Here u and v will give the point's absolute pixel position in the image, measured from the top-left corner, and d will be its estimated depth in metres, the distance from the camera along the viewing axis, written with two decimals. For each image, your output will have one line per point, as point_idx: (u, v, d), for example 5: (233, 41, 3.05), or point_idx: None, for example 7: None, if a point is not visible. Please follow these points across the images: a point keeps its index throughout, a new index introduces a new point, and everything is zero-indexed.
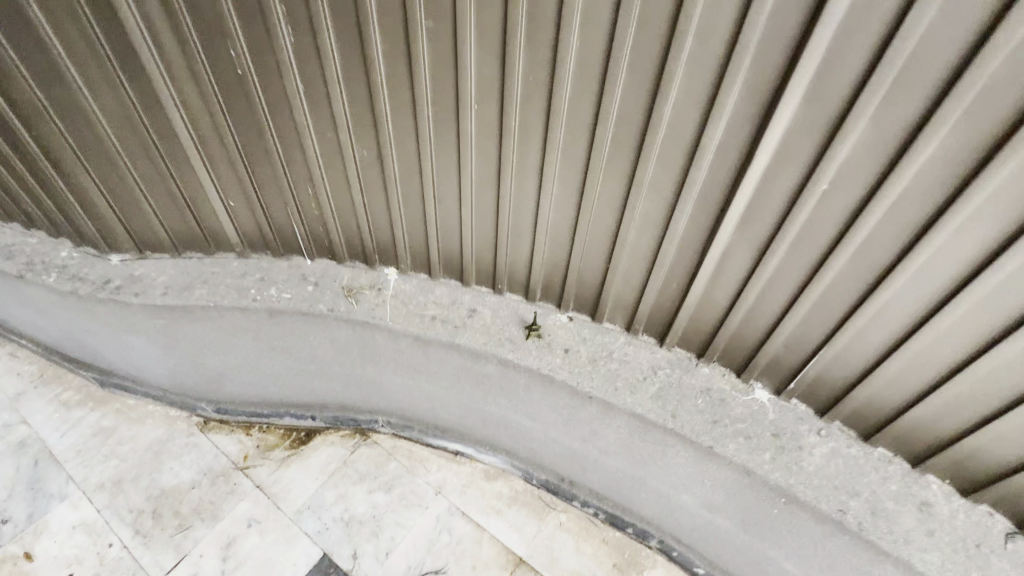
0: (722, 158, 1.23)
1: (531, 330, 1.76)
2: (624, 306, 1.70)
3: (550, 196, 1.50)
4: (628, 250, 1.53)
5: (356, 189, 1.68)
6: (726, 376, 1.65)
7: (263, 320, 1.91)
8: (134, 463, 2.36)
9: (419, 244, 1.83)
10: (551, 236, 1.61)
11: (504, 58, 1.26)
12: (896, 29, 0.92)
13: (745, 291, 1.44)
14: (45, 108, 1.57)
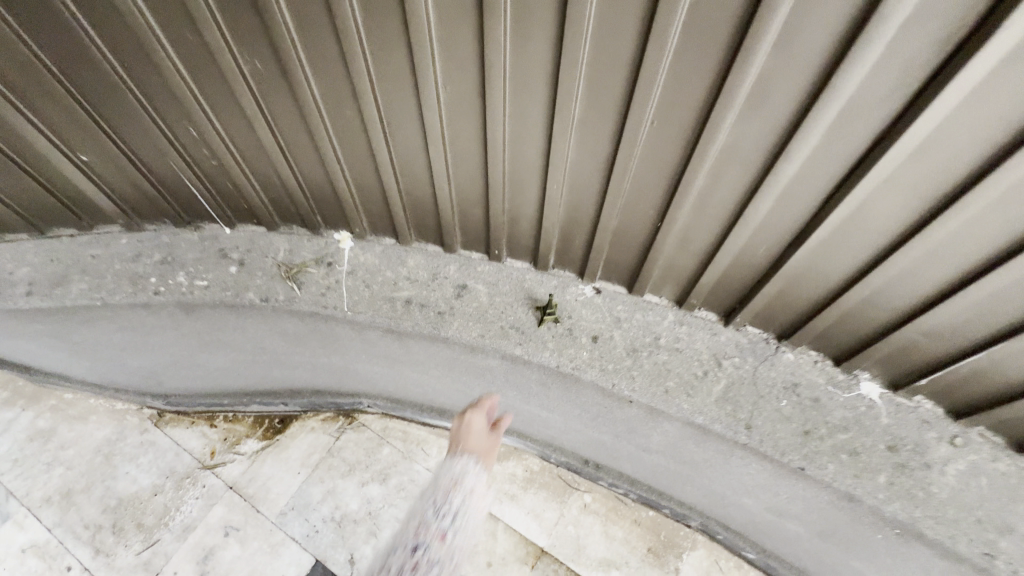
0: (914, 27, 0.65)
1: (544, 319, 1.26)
2: (678, 275, 1.19)
3: (573, 117, 0.92)
4: (695, 199, 0.99)
5: (261, 123, 1.07)
6: (819, 364, 1.20)
7: (179, 317, 1.42)
8: (82, 470, 2.01)
9: (374, 199, 1.25)
10: (572, 181, 1.06)
11: None
12: None
13: (890, 252, 0.92)
14: None
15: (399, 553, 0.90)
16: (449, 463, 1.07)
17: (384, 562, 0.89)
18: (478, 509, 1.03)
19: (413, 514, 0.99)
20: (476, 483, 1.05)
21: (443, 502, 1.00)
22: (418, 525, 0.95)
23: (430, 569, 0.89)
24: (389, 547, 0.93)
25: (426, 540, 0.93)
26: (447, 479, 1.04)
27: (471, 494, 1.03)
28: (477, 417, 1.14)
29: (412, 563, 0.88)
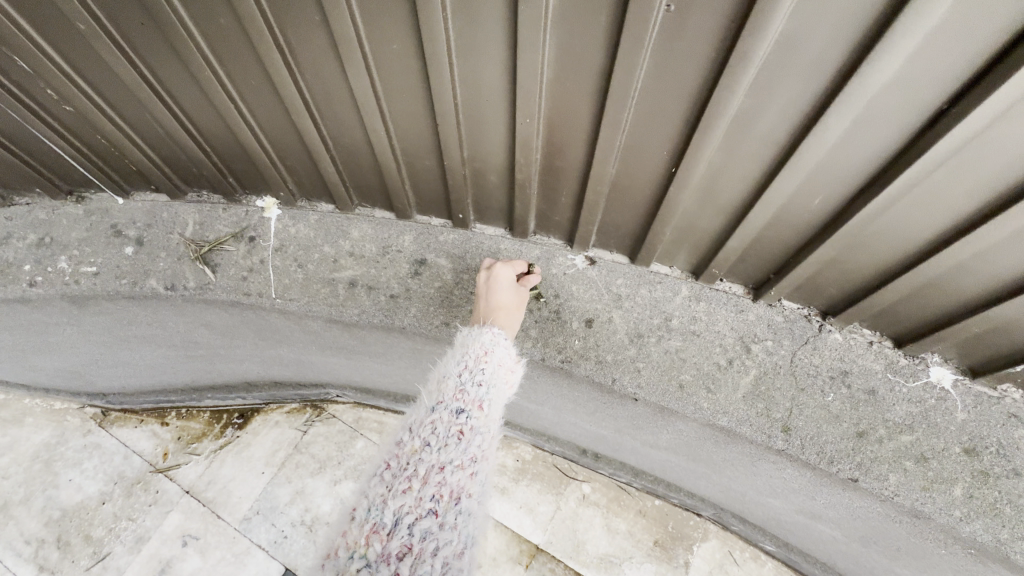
0: None
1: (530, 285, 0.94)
2: (695, 239, 0.91)
3: (545, 12, 0.62)
4: (722, 136, 0.70)
5: (110, 45, 0.76)
6: (875, 346, 0.93)
7: (79, 312, 1.17)
8: None
9: (295, 153, 0.95)
10: (548, 117, 0.76)
11: None
12: None
13: (1020, 198, 0.63)
14: None
15: (437, 420, 0.66)
16: (476, 331, 0.81)
17: (418, 430, 0.66)
18: (508, 367, 0.79)
19: (440, 378, 0.74)
20: (506, 353, 0.80)
21: (474, 369, 0.75)
22: (452, 390, 0.71)
23: (478, 443, 0.66)
24: (421, 413, 0.69)
25: (466, 407, 0.69)
26: (475, 343, 0.79)
27: (501, 356, 0.79)
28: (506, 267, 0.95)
29: (455, 432, 0.65)
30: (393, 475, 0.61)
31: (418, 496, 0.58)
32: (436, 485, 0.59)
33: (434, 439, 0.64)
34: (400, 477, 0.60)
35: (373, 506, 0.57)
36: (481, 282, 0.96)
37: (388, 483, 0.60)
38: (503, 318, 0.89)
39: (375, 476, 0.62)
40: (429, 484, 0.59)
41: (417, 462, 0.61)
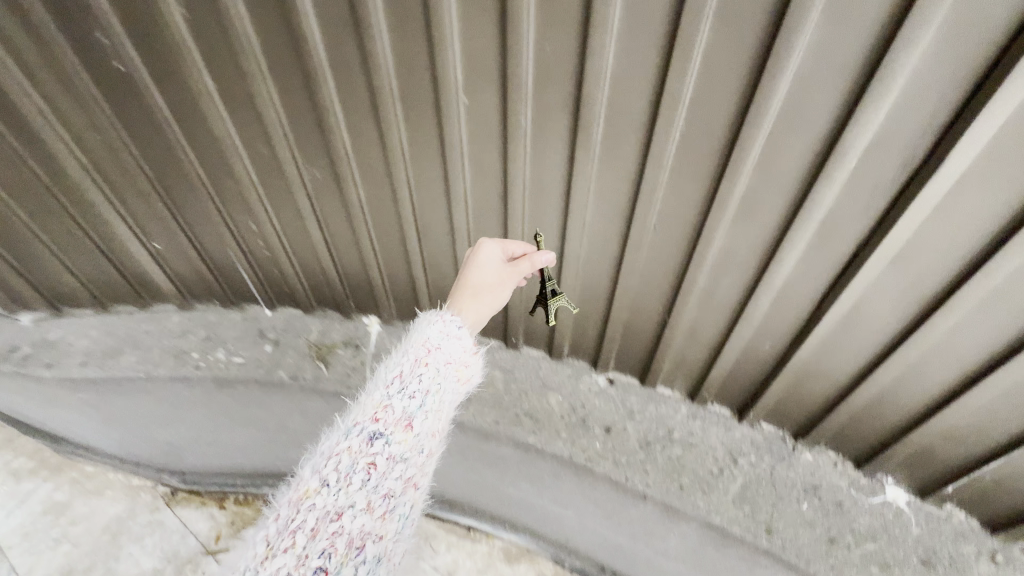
0: (880, 151, 0.73)
1: (536, 306, 1.05)
2: (689, 368, 1.22)
3: (585, 222, 1.03)
4: (699, 298, 1.06)
5: (312, 215, 1.22)
6: (839, 467, 1.16)
7: (215, 391, 1.53)
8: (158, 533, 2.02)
9: (402, 289, 1.37)
10: (582, 278, 1.15)
11: (506, 25, 0.80)
12: None
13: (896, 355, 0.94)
14: None
15: (347, 453, 0.65)
16: (428, 321, 0.80)
17: (318, 469, 0.63)
18: (460, 360, 0.79)
19: (365, 394, 0.72)
20: (451, 347, 0.79)
21: (409, 375, 0.73)
22: (376, 408, 0.69)
23: (392, 470, 0.67)
24: (333, 436, 0.67)
25: (385, 431, 0.68)
26: (420, 341, 0.77)
27: (450, 352, 0.78)
28: (493, 246, 0.94)
29: (365, 466, 0.64)
30: (278, 527, 0.59)
31: (302, 554, 0.58)
32: (327, 536, 0.60)
33: (337, 480, 0.63)
34: (287, 530, 0.59)
35: (258, 562, 0.57)
36: (467, 259, 0.95)
37: (278, 530, 0.59)
38: (470, 300, 0.87)
39: (270, 517, 0.61)
40: (320, 538, 0.59)
41: (307, 512, 0.60)
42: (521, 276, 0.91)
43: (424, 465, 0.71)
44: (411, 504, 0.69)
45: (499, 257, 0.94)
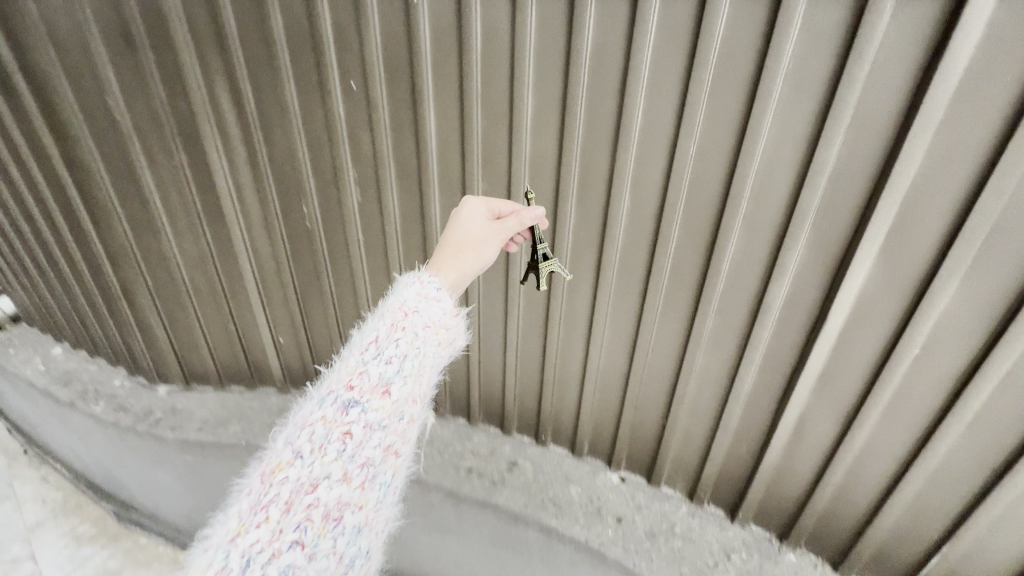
0: (792, 311, 1.13)
1: (527, 274, 1.16)
2: (686, 468, 1.50)
3: (602, 344, 1.43)
4: (688, 408, 1.40)
5: None
6: (819, 568, 1.36)
7: None
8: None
9: (460, 384, 1.76)
10: (600, 386, 1.51)
11: (555, 218, 1.27)
12: (968, 209, 0.87)
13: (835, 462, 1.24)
14: (126, 246, 1.68)
15: (321, 428, 0.72)
16: (406, 283, 0.86)
17: (295, 443, 0.72)
18: (440, 323, 0.85)
19: (344, 360, 0.79)
20: (428, 314, 0.84)
21: (385, 341, 0.79)
22: (352, 375, 0.76)
23: (368, 439, 0.74)
24: (311, 408, 0.75)
25: (360, 398, 0.74)
26: (398, 304, 0.83)
27: (430, 315, 0.84)
28: (478, 207, 1.05)
29: (340, 436, 0.72)
30: (258, 502, 0.69)
31: (280, 525, 0.67)
32: (303, 508, 0.68)
33: (310, 454, 0.70)
34: (265, 503, 0.68)
35: (235, 536, 0.67)
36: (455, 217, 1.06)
37: (254, 506, 0.69)
38: (453, 246, 0.97)
39: (249, 492, 0.71)
40: (297, 509, 0.68)
41: (285, 485, 0.69)
42: (506, 232, 1.02)
43: (404, 430, 0.79)
44: (391, 471, 0.78)
45: (485, 217, 1.05)
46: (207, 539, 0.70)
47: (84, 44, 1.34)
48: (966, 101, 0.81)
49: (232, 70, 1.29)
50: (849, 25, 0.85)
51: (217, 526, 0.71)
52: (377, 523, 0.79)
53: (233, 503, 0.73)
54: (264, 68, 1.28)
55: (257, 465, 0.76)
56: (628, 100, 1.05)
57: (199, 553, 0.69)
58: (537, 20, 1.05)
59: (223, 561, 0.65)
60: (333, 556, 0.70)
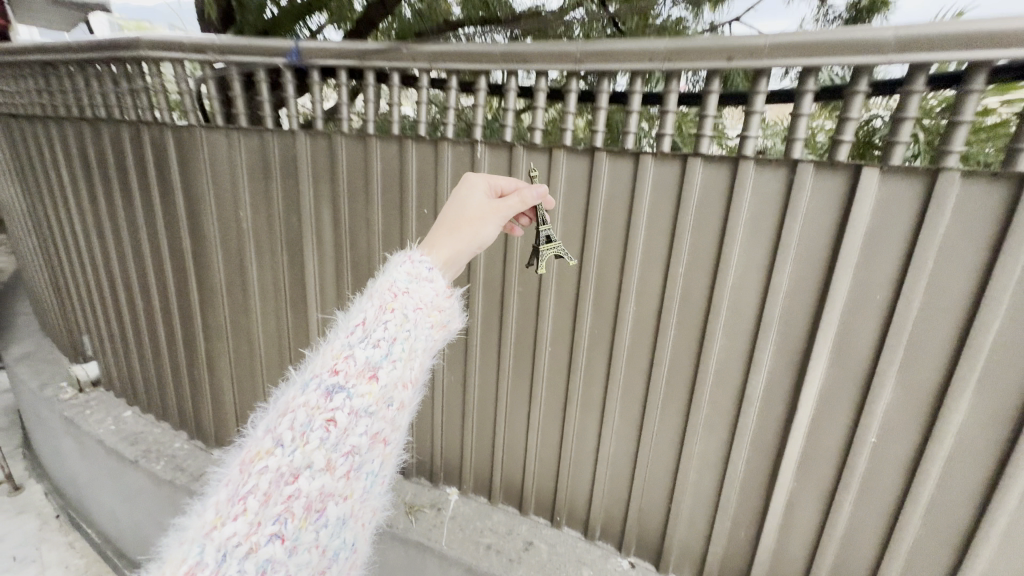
0: (771, 400, 1.36)
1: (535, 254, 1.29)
2: (692, 552, 1.62)
3: (611, 427, 1.64)
4: (690, 490, 1.56)
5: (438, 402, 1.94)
6: None
7: None
8: None
9: (483, 463, 1.94)
10: (610, 468, 1.69)
11: (575, 316, 1.58)
12: (890, 321, 1.16)
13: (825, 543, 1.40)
14: (219, 322, 2.03)
15: (302, 416, 0.73)
16: (397, 264, 0.87)
17: (276, 432, 0.73)
18: (432, 305, 0.85)
19: (331, 344, 0.80)
20: (420, 294, 0.84)
21: (375, 322, 0.80)
22: (337, 360, 0.77)
23: (353, 426, 0.74)
24: (294, 394, 0.76)
25: (345, 383, 0.75)
26: (388, 285, 0.84)
27: (421, 296, 0.84)
28: (481, 184, 1.14)
29: (323, 424, 0.72)
30: (236, 494, 0.71)
31: (257, 518, 0.69)
32: (281, 501, 0.70)
33: (290, 445, 0.72)
34: (244, 495, 0.70)
35: (213, 529, 0.70)
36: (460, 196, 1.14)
37: (233, 498, 0.71)
38: (453, 215, 1.04)
39: (230, 482, 0.74)
40: (276, 501, 0.70)
41: (264, 477, 0.70)
42: (506, 203, 1.09)
43: (391, 417, 0.79)
44: (376, 460, 0.79)
45: (487, 193, 1.15)
46: (193, 525, 0.74)
47: (230, 173, 1.81)
48: (872, 245, 1.14)
49: (337, 196, 1.73)
50: (786, 189, 1.21)
51: (199, 514, 0.74)
52: (362, 512, 0.82)
53: (216, 491, 0.75)
54: (359, 194, 1.71)
55: (240, 452, 0.78)
56: (632, 230, 1.41)
57: (182, 541, 0.73)
58: (566, 173, 1.46)
59: (198, 555, 0.68)
60: (315, 548, 0.73)
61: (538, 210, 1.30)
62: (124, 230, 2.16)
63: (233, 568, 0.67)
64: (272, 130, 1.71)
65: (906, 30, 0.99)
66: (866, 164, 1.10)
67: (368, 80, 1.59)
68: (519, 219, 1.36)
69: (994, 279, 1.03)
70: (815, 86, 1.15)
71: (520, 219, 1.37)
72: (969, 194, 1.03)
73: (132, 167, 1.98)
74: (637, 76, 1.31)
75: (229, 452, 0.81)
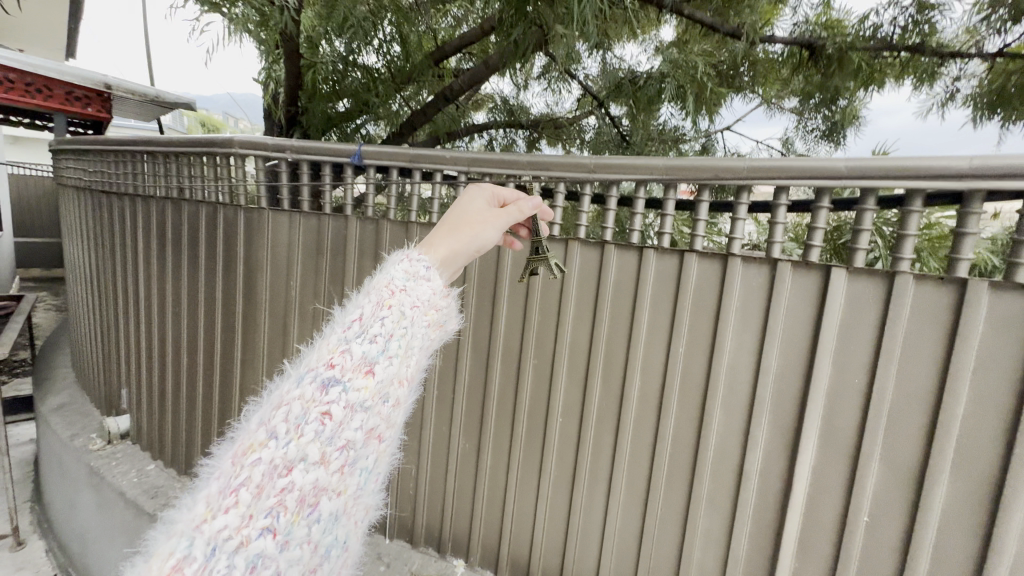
0: (769, 475, 1.45)
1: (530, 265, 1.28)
2: None
3: (618, 499, 1.69)
4: (696, 568, 1.58)
5: (451, 468, 2.02)
6: None
7: None
8: None
9: (492, 535, 1.96)
10: (617, 543, 1.71)
11: (585, 388, 1.71)
12: (870, 401, 1.29)
13: None
14: (256, 380, 2.21)
15: (297, 408, 0.67)
16: (394, 262, 0.81)
17: (269, 423, 0.66)
18: (429, 304, 0.80)
19: (326, 339, 0.74)
20: (416, 291, 0.79)
21: (372, 318, 0.74)
22: (333, 354, 0.71)
23: (349, 420, 0.69)
24: (289, 386, 0.69)
25: (341, 377, 0.69)
26: (385, 282, 0.78)
27: (419, 295, 0.79)
28: (482, 191, 1.01)
29: (319, 417, 0.67)
30: (224, 488, 0.63)
31: (248, 513, 0.62)
32: (273, 495, 0.63)
33: (284, 436, 0.65)
34: (233, 489, 0.62)
35: (200, 523, 0.61)
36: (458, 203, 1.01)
37: (224, 490, 0.63)
38: (449, 222, 0.92)
39: (218, 475, 0.65)
40: (269, 495, 0.63)
41: (256, 469, 0.63)
42: (507, 213, 1.00)
43: (387, 414, 0.74)
44: (371, 457, 0.73)
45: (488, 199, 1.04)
46: (172, 524, 0.64)
47: (288, 248, 2.09)
48: (846, 331, 1.31)
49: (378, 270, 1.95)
50: (769, 281, 1.40)
51: (181, 509, 0.65)
52: (355, 510, 0.75)
53: (199, 487, 0.66)
54: None
55: (227, 446, 0.70)
56: (637, 310, 1.59)
57: (163, 537, 0.64)
58: (579, 259, 1.68)
59: (186, 549, 0.59)
60: (307, 544, 0.66)
61: (535, 221, 1.26)
62: (184, 293, 2.43)
63: (221, 564, 0.58)
64: (329, 216, 2.00)
65: (854, 162, 1.24)
66: (834, 265, 1.30)
67: (415, 177, 1.87)
68: (518, 229, 1.33)
69: (953, 368, 1.18)
70: (788, 200, 1.39)
71: (520, 230, 1.33)
72: (923, 291, 1.21)
73: (205, 241, 2.30)
74: (640, 185, 1.57)
75: (213, 448, 0.72)
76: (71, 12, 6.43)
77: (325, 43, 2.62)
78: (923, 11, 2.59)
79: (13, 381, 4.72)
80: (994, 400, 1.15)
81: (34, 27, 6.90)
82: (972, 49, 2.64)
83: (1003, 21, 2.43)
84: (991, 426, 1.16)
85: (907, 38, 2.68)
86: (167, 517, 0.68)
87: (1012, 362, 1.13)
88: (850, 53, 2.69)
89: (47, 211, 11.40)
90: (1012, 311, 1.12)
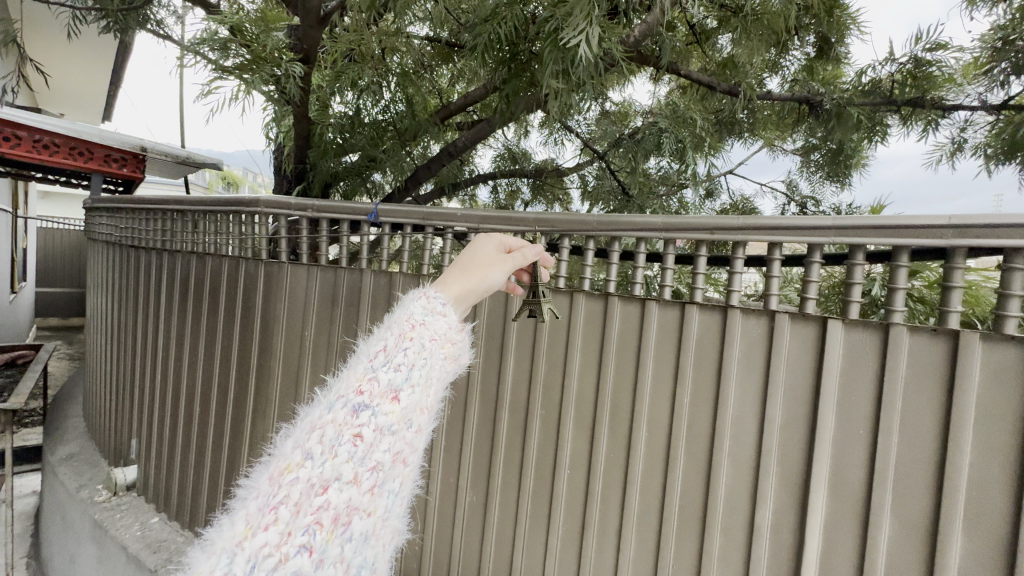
0: (781, 529, 1.43)
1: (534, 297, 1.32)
2: None
3: (628, 553, 1.65)
4: None
5: (458, 521, 1.98)
6: None
7: None
8: None
9: None
10: None
11: (593, 435, 1.72)
12: (877, 449, 1.29)
13: None
14: (266, 430, 2.23)
15: (329, 430, 0.72)
16: (412, 299, 0.87)
17: (304, 445, 0.72)
18: (445, 337, 0.85)
19: (351, 369, 0.80)
20: (436, 324, 0.85)
21: (398, 348, 0.80)
22: (361, 382, 0.77)
23: (377, 443, 0.73)
24: (322, 411, 0.75)
25: (369, 403, 0.75)
26: (405, 317, 0.84)
27: (435, 329, 0.84)
28: (487, 242, 1.05)
29: (351, 440, 0.72)
30: (264, 505, 0.68)
31: (288, 529, 0.66)
32: (310, 513, 0.68)
33: (319, 456, 0.70)
34: (274, 505, 0.67)
35: (242, 540, 0.66)
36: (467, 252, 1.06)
37: (263, 508, 0.68)
38: (460, 273, 0.96)
39: (257, 495, 0.70)
40: (308, 511, 0.68)
41: (293, 488, 0.68)
42: (514, 257, 1.05)
43: (411, 439, 0.77)
44: (400, 480, 0.76)
45: (497, 249, 1.08)
46: (211, 544, 0.68)
47: (305, 299, 2.17)
48: (847, 381, 1.34)
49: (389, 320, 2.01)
50: (769, 331, 1.45)
51: (221, 528, 0.69)
52: (386, 534, 0.76)
53: (238, 508, 0.71)
54: None
55: (262, 467, 0.75)
56: (642, 358, 1.63)
57: (203, 558, 0.68)
58: (586, 308, 1.75)
59: (227, 566, 0.64)
60: (340, 564, 0.68)
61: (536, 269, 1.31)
62: (202, 340, 2.51)
63: None
64: (345, 267, 2.09)
65: (840, 220, 1.32)
66: (830, 317, 1.35)
67: (428, 232, 1.96)
68: (521, 278, 1.39)
69: (954, 416, 1.20)
70: (782, 254, 1.46)
71: (523, 277, 1.40)
72: (918, 339, 1.25)
73: (225, 291, 2.41)
74: (641, 240, 1.65)
75: (248, 469, 0.77)
76: (111, 79, 6.93)
77: (336, 104, 2.88)
78: (919, 66, 2.80)
79: (22, 432, 4.74)
80: (998, 450, 1.15)
81: (77, 93, 7.44)
82: (973, 103, 2.73)
83: (1004, 74, 2.52)
84: (1001, 475, 1.15)
85: (904, 92, 2.90)
86: (202, 539, 0.72)
87: (1012, 408, 1.14)
88: (848, 108, 2.95)
89: (70, 262, 11.80)
90: (1005, 360, 1.14)
